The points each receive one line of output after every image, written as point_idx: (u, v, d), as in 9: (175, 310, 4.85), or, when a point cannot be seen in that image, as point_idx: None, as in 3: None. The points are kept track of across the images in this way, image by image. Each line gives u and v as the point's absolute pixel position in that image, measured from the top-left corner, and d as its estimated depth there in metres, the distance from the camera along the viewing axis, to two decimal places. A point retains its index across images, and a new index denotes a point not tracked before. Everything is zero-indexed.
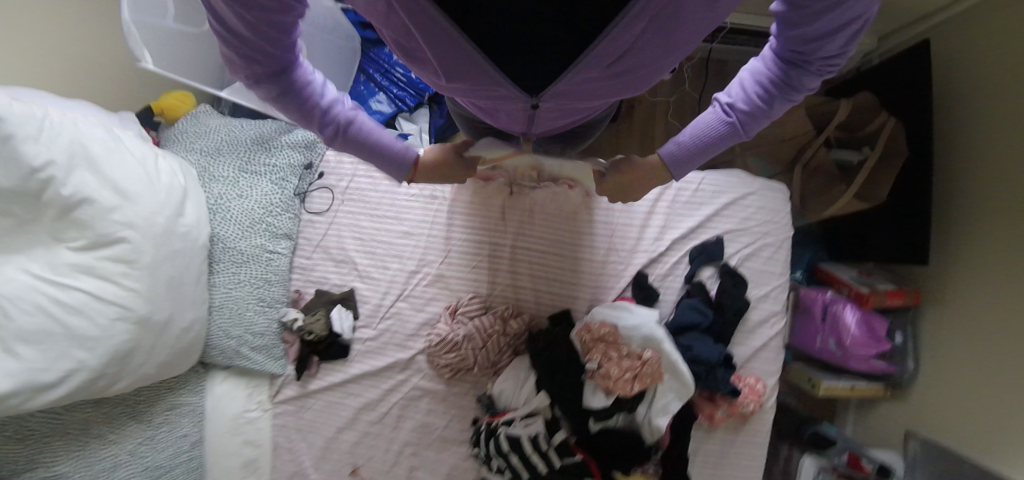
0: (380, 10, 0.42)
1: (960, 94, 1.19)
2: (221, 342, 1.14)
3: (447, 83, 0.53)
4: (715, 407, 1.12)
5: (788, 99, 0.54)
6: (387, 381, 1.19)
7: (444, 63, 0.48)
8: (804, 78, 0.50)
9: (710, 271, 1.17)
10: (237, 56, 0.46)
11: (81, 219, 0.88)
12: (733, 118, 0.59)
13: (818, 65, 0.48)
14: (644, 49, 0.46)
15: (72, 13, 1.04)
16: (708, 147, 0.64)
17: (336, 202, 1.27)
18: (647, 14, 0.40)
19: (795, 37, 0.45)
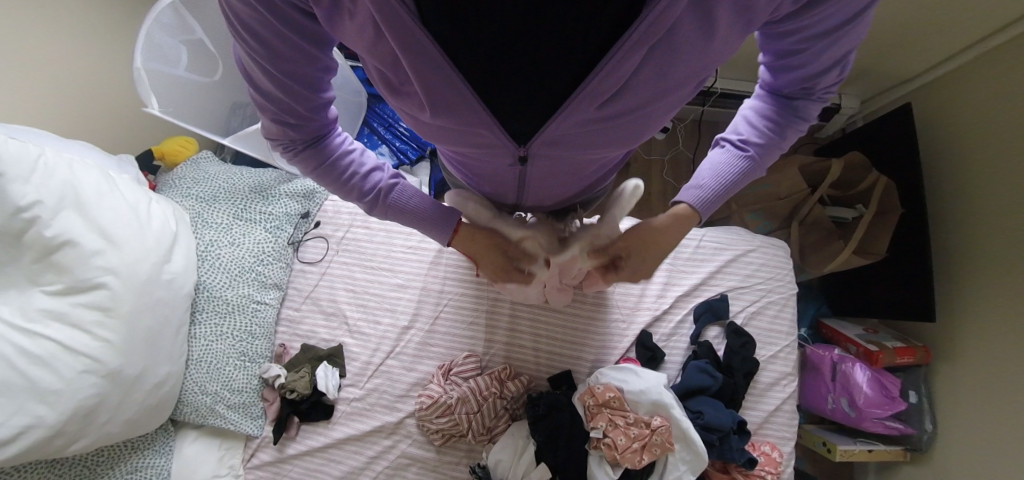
0: (367, 39, 0.42)
1: (946, 157, 1.22)
2: (195, 398, 1.05)
3: (430, 119, 0.52)
4: (730, 478, 1.02)
5: (799, 127, 0.56)
6: (372, 446, 1.10)
7: (428, 95, 0.47)
8: (806, 104, 0.53)
9: (716, 331, 1.14)
10: (281, 125, 0.52)
11: (60, 262, 0.84)
12: (749, 151, 0.59)
13: (820, 93, 0.52)
14: (637, 87, 0.46)
15: (86, 63, 1.07)
16: (725, 186, 0.62)
17: (329, 252, 1.23)
18: (641, 49, 0.40)
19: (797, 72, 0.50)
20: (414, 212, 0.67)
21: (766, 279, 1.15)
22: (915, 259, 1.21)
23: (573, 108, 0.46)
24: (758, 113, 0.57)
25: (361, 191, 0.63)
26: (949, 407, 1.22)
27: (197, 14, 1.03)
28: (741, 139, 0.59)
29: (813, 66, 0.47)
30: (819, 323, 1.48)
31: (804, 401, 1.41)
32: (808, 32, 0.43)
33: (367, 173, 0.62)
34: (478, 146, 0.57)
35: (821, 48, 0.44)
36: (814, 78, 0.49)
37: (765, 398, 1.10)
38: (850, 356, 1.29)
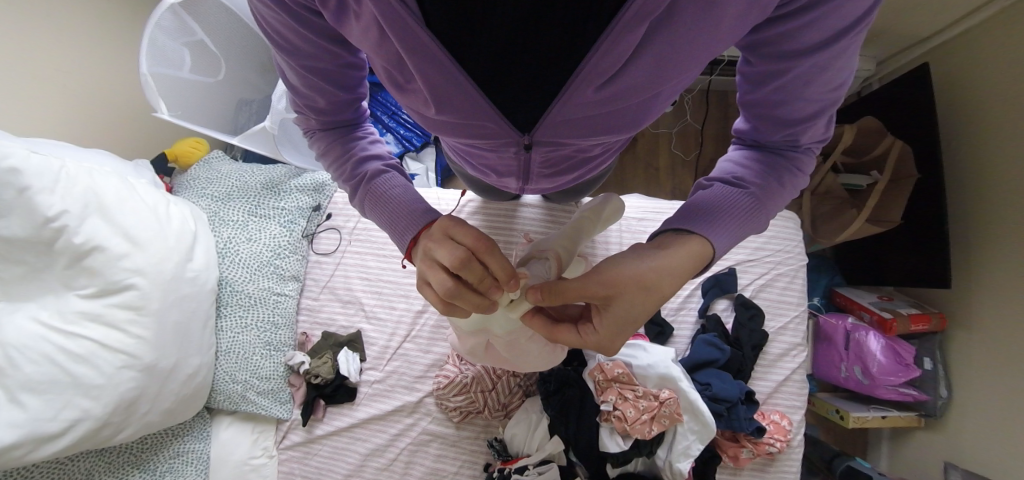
0: (372, 36, 0.43)
1: (966, 116, 1.18)
2: (227, 386, 1.12)
3: (436, 115, 0.53)
4: (739, 446, 1.05)
5: (788, 184, 0.54)
6: (395, 425, 1.16)
7: (433, 92, 0.48)
8: (796, 152, 0.53)
9: (724, 304, 1.15)
10: (298, 100, 0.57)
11: (91, 267, 0.89)
12: (746, 187, 0.53)
13: (806, 147, 0.53)
14: (638, 75, 0.46)
15: (96, 70, 1.10)
16: (731, 222, 0.52)
17: (343, 243, 1.27)
18: (637, 37, 0.40)
19: (769, 121, 0.51)
20: (394, 203, 0.59)
21: (774, 251, 1.15)
22: (931, 223, 1.19)
23: (570, 96, 0.47)
24: (749, 154, 0.55)
25: (354, 174, 0.61)
26: (965, 369, 1.22)
27: (198, 15, 1.05)
28: (736, 178, 0.54)
29: (796, 105, 0.47)
30: (832, 292, 1.47)
31: (817, 370, 1.43)
32: (790, 46, 0.43)
33: (367, 158, 0.61)
34: (483, 138, 0.58)
35: (803, 73, 0.44)
36: (805, 116, 0.49)
37: (774, 369, 1.12)
38: (862, 325, 1.30)
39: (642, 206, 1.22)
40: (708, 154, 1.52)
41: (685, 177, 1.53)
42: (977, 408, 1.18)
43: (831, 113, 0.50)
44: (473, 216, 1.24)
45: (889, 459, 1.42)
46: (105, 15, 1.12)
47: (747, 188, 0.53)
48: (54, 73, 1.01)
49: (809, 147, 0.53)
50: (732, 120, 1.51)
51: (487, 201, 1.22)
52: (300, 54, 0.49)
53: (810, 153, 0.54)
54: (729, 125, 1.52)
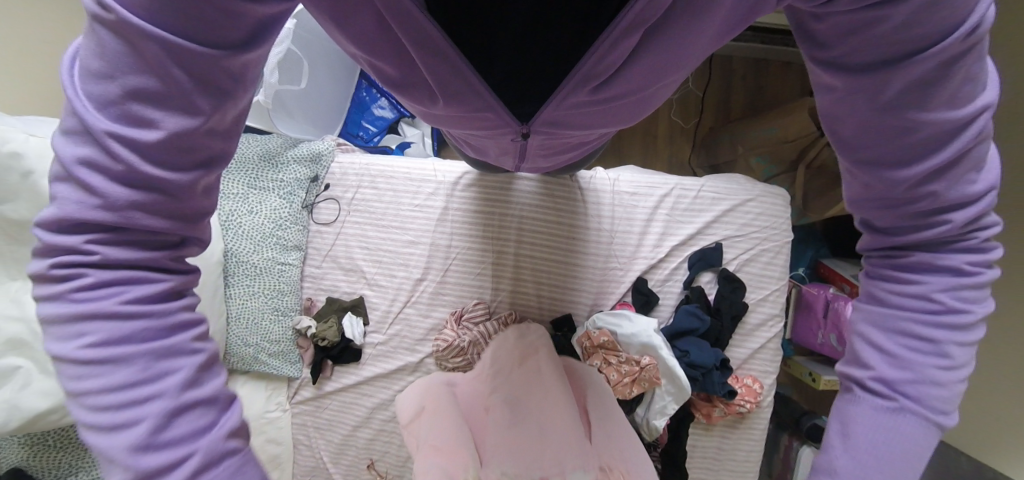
0: (370, 32, 0.42)
1: None
2: (240, 349, 1.20)
3: (439, 109, 0.53)
4: (712, 406, 1.15)
5: (949, 342, 0.37)
6: (398, 383, 1.26)
7: (438, 87, 0.47)
8: (948, 283, 0.36)
9: (709, 277, 1.20)
10: None
11: None
12: (904, 391, 0.38)
13: (959, 258, 0.36)
14: (632, 74, 0.46)
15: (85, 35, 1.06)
16: (894, 458, 0.38)
17: (342, 213, 1.29)
18: (632, 41, 0.41)
19: (882, 186, 0.36)
20: None
21: (761, 227, 1.19)
22: None
23: (570, 88, 0.47)
24: (887, 312, 0.39)
25: None
26: None
27: None
28: (877, 378, 0.39)
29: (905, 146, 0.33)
30: (818, 263, 1.53)
31: (796, 335, 1.52)
32: (868, 58, 0.31)
33: None
34: (484, 129, 0.58)
35: (915, 86, 0.30)
36: (906, 167, 0.34)
37: (751, 337, 1.19)
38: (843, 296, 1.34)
39: (636, 180, 1.24)
40: (707, 122, 1.52)
41: (682, 146, 1.54)
42: None
43: (979, 136, 0.33)
44: (471, 188, 1.25)
45: None
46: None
47: (899, 388, 0.38)
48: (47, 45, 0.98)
49: (956, 224, 0.35)
50: (735, 88, 1.49)
51: (482, 173, 1.23)
52: (179, 59, 0.24)
53: (963, 239, 0.36)
54: (731, 93, 1.50)
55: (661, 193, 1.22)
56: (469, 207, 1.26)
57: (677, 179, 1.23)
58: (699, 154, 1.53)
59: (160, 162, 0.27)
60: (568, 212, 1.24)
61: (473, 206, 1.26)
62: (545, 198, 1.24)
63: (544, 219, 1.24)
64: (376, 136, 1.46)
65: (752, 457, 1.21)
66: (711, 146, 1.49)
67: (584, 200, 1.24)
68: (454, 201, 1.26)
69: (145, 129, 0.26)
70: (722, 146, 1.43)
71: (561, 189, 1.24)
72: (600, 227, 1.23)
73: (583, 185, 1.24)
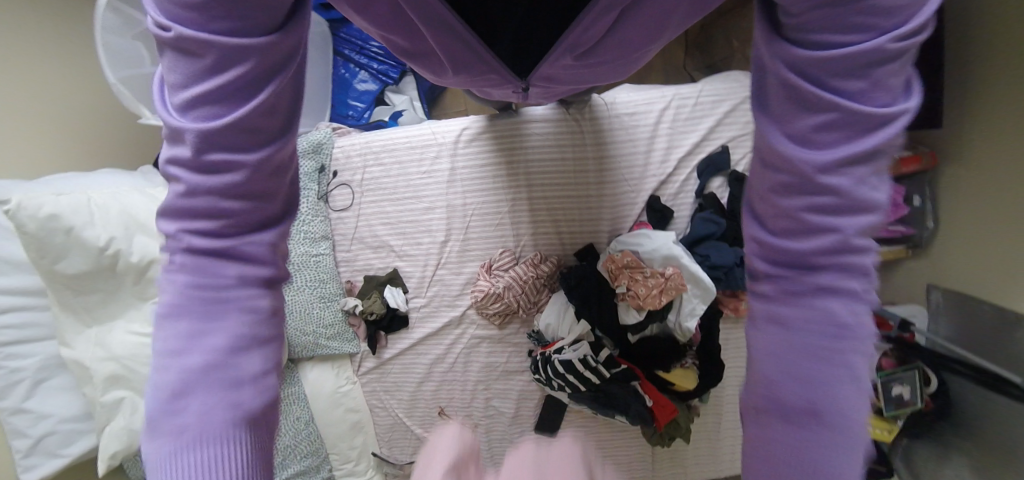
0: (389, 16, 0.45)
1: None
2: (301, 339, 1.31)
3: (450, 75, 0.59)
4: (737, 300, 1.25)
5: (839, 433, 0.32)
6: (448, 337, 1.37)
7: (450, 59, 0.53)
8: (846, 355, 0.32)
9: (719, 182, 1.23)
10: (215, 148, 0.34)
11: (156, 278, 0.99)
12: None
13: (850, 311, 0.32)
14: (613, 44, 0.51)
15: (72, 82, 1.07)
16: None
17: (356, 196, 1.33)
18: (606, 22, 0.46)
19: (780, 196, 0.31)
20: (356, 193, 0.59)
21: None
22: None
23: (564, 49, 0.50)
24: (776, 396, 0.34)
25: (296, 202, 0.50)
26: None
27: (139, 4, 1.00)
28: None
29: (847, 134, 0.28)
30: None
31: None
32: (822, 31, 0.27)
33: None
34: (487, 85, 0.63)
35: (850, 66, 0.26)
36: (818, 153, 0.29)
37: None
38: None
39: (634, 100, 1.24)
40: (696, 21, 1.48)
41: (676, 49, 1.49)
42: None
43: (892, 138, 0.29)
44: (480, 138, 1.27)
45: None
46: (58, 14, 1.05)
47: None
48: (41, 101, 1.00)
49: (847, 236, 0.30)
50: None
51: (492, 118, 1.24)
52: (235, 58, 0.26)
53: (845, 286, 0.31)
54: None
55: (659, 108, 1.23)
56: (483, 156, 1.28)
57: (672, 91, 1.24)
58: (693, 56, 1.49)
59: (220, 147, 0.28)
60: (586, 140, 1.25)
61: (485, 156, 1.28)
62: (555, 133, 1.24)
63: (555, 154, 1.25)
64: (366, 112, 1.45)
65: None
66: (706, 45, 1.45)
67: (600, 126, 1.24)
68: (469, 154, 1.28)
69: (207, 119, 0.27)
70: (714, 44, 1.40)
71: (577, 119, 1.24)
72: (615, 149, 1.25)
73: (598, 109, 1.24)
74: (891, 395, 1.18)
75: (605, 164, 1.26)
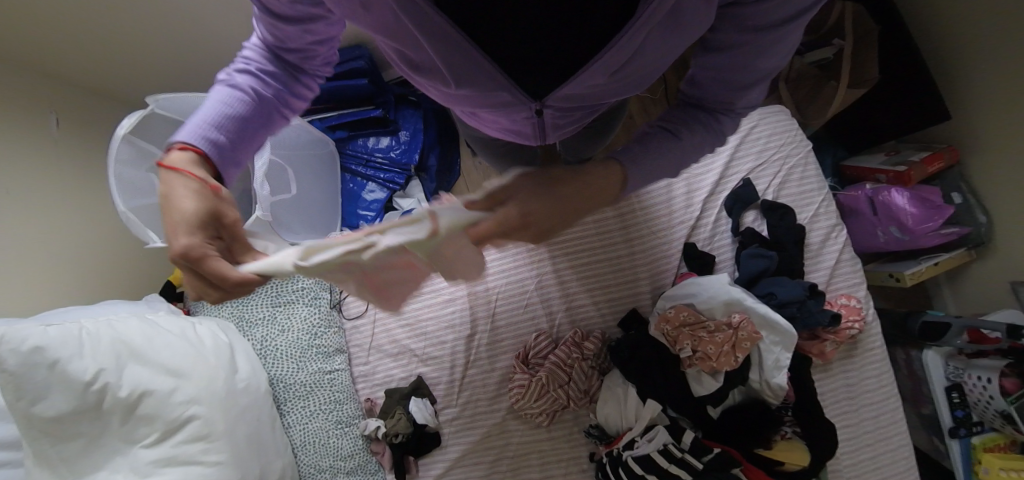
0: (383, 19, 0.40)
1: None
2: (316, 478, 1.10)
3: (455, 91, 0.50)
4: (822, 341, 1.04)
5: None
6: (489, 452, 1.15)
7: (453, 73, 0.45)
8: None
9: (753, 215, 1.12)
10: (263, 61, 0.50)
11: (146, 413, 0.86)
12: None
13: None
14: (646, 53, 0.44)
15: (84, 223, 1.11)
16: None
17: (371, 300, 1.23)
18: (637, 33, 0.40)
19: None
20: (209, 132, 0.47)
21: (780, 147, 1.13)
22: (912, 68, 1.25)
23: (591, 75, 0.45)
24: None
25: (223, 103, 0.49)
26: (995, 191, 1.28)
27: (152, 140, 1.10)
28: None
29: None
30: (841, 168, 1.50)
31: (855, 242, 1.49)
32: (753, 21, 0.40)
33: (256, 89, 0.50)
34: (493, 107, 0.54)
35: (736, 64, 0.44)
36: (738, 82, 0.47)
37: (822, 257, 1.11)
38: (883, 186, 1.35)
39: None
40: (674, 85, 1.57)
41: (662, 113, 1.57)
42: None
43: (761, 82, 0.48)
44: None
45: (957, 303, 1.47)
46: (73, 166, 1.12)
47: None
48: (51, 240, 1.02)
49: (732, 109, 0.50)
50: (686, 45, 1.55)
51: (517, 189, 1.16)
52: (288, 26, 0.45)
53: None
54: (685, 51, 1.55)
55: None
56: None
57: None
58: None
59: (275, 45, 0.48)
60: (609, 200, 1.15)
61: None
62: None
63: (581, 214, 1.15)
64: (376, 219, 1.45)
65: (884, 379, 1.10)
66: None
67: None
68: None
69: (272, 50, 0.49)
70: None
71: None
72: (641, 205, 1.14)
73: None
74: None
75: (637, 221, 1.14)
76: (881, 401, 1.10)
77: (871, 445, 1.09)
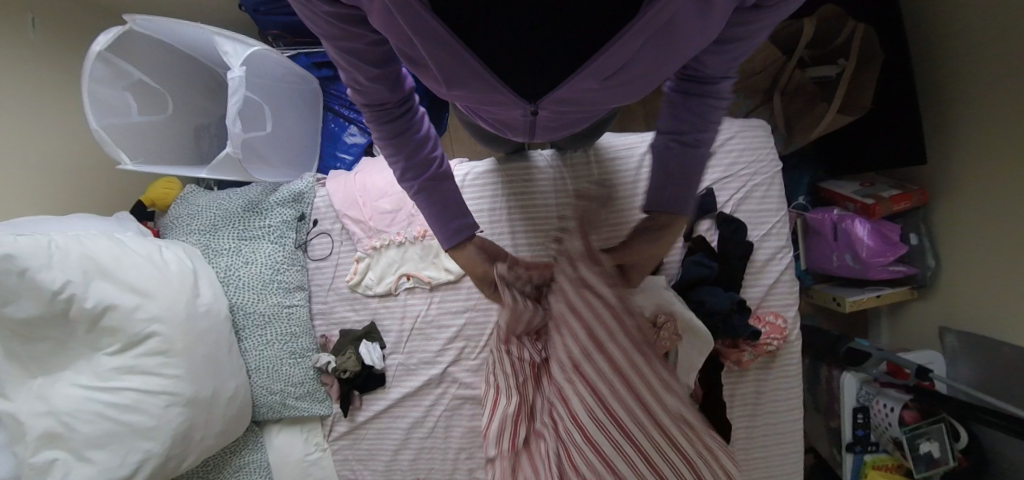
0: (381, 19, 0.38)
1: None
2: (267, 398, 1.22)
3: (449, 92, 0.49)
4: (740, 351, 1.13)
5: None
6: (427, 398, 1.24)
7: (443, 71, 0.43)
8: None
9: (707, 224, 1.18)
10: (365, 94, 0.51)
11: (110, 325, 0.94)
12: None
13: None
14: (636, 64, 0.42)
15: (58, 133, 1.14)
16: None
17: (336, 246, 1.29)
18: (625, 47, 0.39)
19: None
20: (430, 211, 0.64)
21: (749, 164, 1.16)
22: (902, 101, 1.24)
23: (586, 76, 0.42)
24: None
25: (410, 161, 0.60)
26: (949, 237, 1.32)
27: (127, 57, 1.10)
28: None
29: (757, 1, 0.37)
30: (817, 187, 1.52)
31: (811, 262, 1.52)
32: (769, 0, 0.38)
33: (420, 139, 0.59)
34: (488, 105, 0.51)
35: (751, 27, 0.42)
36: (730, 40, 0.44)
37: (764, 274, 1.16)
38: (849, 214, 1.37)
39: (613, 146, 1.18)
40: None
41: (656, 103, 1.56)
42: (966, 267, 1.29)
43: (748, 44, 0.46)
44: (475, 180, 1.23)
45: (889, 330, 1.57)
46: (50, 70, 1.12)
47: None
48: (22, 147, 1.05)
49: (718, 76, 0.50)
50: None
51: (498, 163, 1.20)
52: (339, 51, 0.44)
53: None
54: None
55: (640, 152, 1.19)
56: (479, 203, 1.22)
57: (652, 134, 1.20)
58: None
59: (347, 52, 0.44)
60: (575, 187, 1.19)
61: (477, 199, 1.22)
62: (549, 182, 1.19)
63: (548, 197, 1.20)
64: (353, 164, 1.47)
65: (792, 393, 1.20)
66: None
67: (588, 175, 1.19)
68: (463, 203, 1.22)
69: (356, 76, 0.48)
70: None
71: (570, 168, 1.19)
72: None
73: (595, 151, 1.18)
74: (921, 453, 1.21)
75: None
76: (785, 411, 1.21)
77: (765, 445, 1.21)
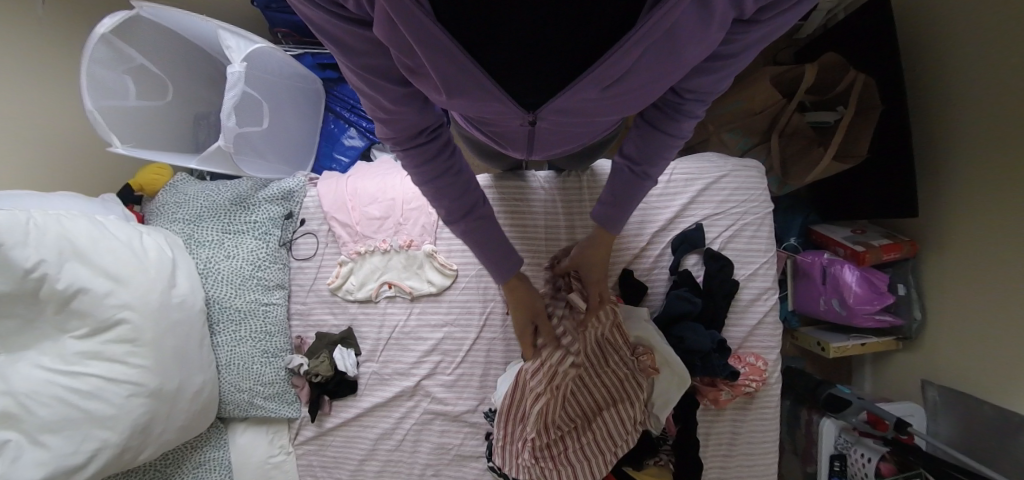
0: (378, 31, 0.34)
1: (953, 36, 1.18)
2: (234, 396, 1.19)
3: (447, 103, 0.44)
4: (718, 390, 1.10)
5: None
6: (398, 409, 1.22)
7: (444, 82, 0.39)
8: None
9: (694, 259, 1.16)
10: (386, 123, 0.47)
11: (79, 308, 0.93)
12: None
13: None
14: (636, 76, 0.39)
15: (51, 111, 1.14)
16: None
17: (321, 246, 1.28)
18: (628, 61, 0.37)
19: None
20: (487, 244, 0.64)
21: (741, 202, 1.16)
22: (897, 153, 1.25)
23: (585, 83, 0.38)
24: None
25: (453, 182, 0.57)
26: (937, 291, 1.31)
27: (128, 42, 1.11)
28: None
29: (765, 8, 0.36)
30: (808, 230, 1.52)
31: (799, 304, 1.51)
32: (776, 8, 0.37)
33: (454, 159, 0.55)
34: (482, 111, 0.47)
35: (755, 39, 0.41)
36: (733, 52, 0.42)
37: (747, 314, 1.16)
38: (839, 259, 1.37)
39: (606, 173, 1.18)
40: None
41: None
42: (952, 323, 1.28)
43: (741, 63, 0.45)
44: None
45: (873, 380, 1.55)
46: (51, 50, 1.13)
47: None
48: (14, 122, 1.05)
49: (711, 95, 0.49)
50: None
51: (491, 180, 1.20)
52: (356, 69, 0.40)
53: None
54: None
55: None
56: None
57: None
58: None
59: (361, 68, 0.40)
60: (564, 211, 1.19)
61: None
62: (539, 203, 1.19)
63: (538, 217, 1.19)
64: (349, 166, 1.48)
65: (768, 437, 1.18)
66: None
67: (580, 199, 1.19)
68: None
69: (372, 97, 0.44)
70: None
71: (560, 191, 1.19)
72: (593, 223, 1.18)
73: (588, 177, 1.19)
74: None
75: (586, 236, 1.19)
76: (759, 454, 1.18)
77: None
